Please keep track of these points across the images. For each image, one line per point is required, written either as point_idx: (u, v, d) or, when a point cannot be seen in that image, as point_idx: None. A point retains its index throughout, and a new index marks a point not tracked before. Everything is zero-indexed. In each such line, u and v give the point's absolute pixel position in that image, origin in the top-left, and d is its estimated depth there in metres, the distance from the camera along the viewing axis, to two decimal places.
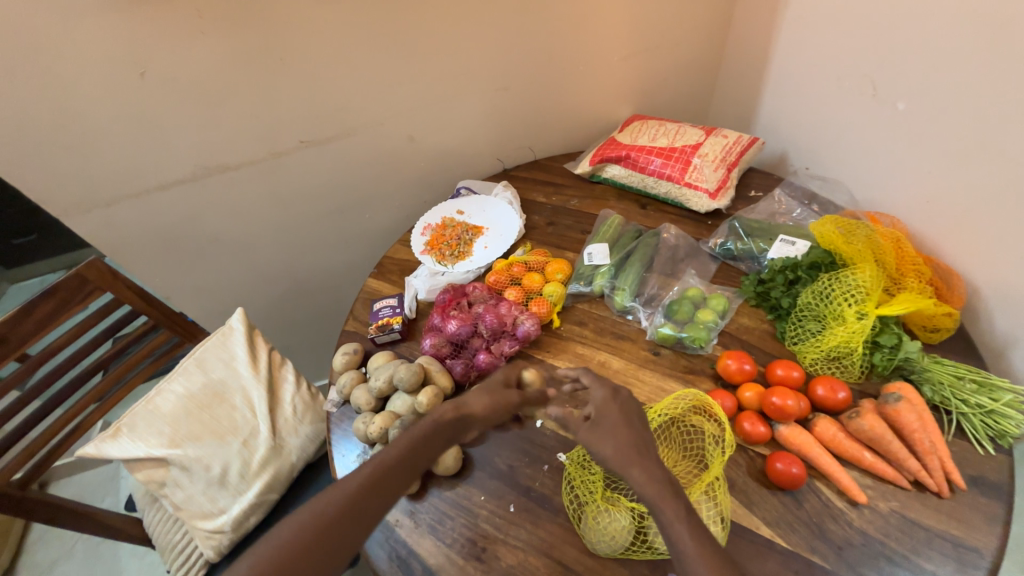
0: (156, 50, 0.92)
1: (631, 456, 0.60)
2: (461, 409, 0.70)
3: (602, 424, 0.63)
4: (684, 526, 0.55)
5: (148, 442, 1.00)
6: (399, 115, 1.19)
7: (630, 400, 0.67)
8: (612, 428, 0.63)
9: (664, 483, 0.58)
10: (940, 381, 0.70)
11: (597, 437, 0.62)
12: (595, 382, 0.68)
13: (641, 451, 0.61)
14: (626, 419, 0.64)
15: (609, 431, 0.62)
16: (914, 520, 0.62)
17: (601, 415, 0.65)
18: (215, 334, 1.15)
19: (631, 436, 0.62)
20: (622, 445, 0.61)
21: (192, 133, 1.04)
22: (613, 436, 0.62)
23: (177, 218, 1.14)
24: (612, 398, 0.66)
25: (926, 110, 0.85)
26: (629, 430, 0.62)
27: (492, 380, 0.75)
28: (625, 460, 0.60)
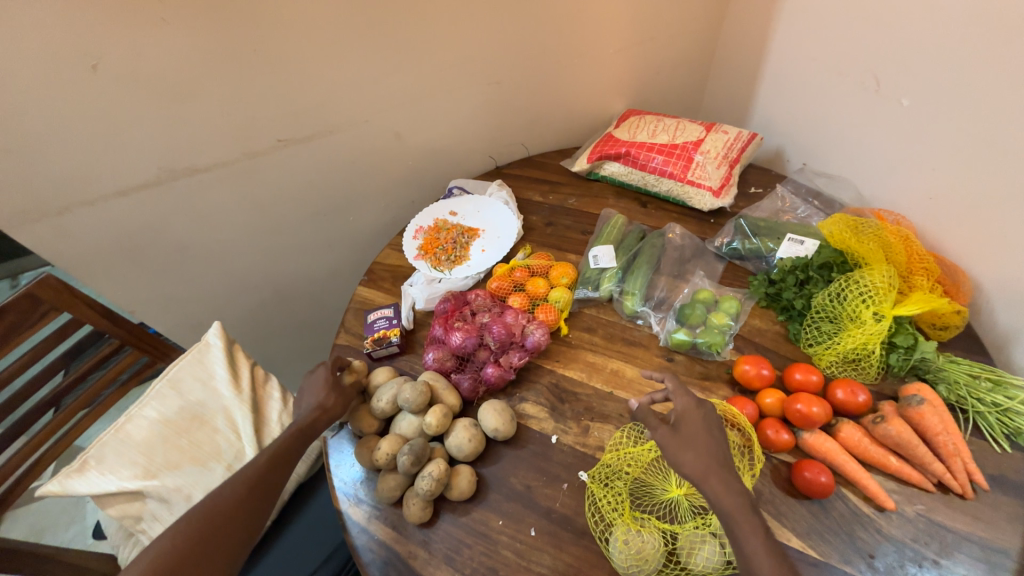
0: (109, 38, 0.81)
1: (712, 467, 0.57)
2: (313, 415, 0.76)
3: (684, 432, 0.60)
4: (760, 542, 0.53)
5: (120, 475, 0.91)
6: (385, 110, 1.11)
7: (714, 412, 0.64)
8: (699, 439, 0.60)
9: (742, 497, 0.56)
10: (956, 380, 0.71)
11: (681, 446, 0.59)
12: (679, 387, 0.65)
13: (725, 464, 0.58)
14: (707, 429, 0.61)
15: (692, 440, 0.60)
16: (940, 522, 0.62)
17: (683, 424, 0.61)
18: (190, 351, 1.05)
19: (713, 448, 0.59)
20: (704, 455, 0.58)
21: (154, 131, 0.94)
22: (698, 447, 0.59)
23: (141, 227, 1.03)
24: (697, 408, 0.63)
25: (929, 106, 0.85)
26: (711, 440, 0.60)
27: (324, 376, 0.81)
28: (707, 470, 0.57)
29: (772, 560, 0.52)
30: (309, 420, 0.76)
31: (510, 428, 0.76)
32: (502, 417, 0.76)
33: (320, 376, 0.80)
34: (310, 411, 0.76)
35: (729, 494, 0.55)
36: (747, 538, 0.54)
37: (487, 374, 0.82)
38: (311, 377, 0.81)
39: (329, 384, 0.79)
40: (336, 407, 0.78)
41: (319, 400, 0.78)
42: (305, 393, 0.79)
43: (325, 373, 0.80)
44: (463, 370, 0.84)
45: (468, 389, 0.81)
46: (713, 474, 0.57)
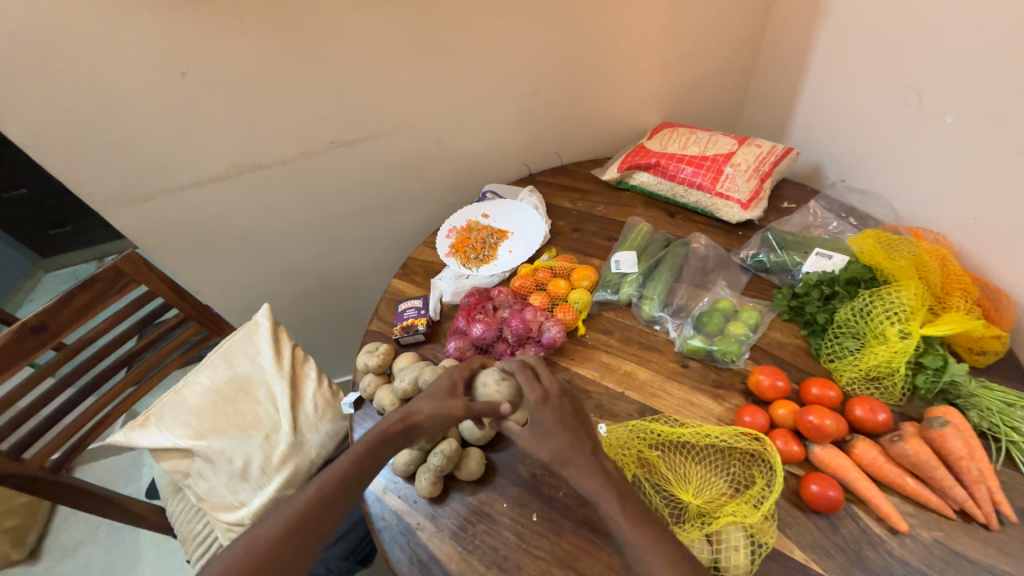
0: (198, 51, 0.95)
1: (569, 455, 0.65)
2: (407, 421, 0.69)
3: (537, 428, 0.67)
4: (622, 517, 0.61)
5: (174, 432, 1.01)
6: (428, 117, 1.20)
7: (563, 403, 0.69)
8: (550, 433, 0.67)
9: (603, 479, 0.64)
10: (989, 407, 0.67)
11: (535, 443, 0.67)
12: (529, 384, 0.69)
13: (578, 448, 0.66)
14: (560, 420, 0.68)
15: (543, 440, 0.66)
16: (959, 551, 0.59)
17: (537, 417, 0.68)
18: (241, 328, 1.17)
19: (565, 439, 0.66)
20: (556, 447, 0.66)
21: (227, 132, 1.06)
22: (550, 442, 0.66)
23: (210, 215, 1.17)
24: (543, 405, 0.68)
25: (974, 123, 0.82)
26: (564, 430, 0.67)
27: (439, 386, 0.73)
28: (564, 458, 0.65)
29: (636, 528, 0.61)
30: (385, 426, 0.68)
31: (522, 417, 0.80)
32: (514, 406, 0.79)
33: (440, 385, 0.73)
34: (394, 415, 0.70)
35: (585, 476, 0.64)
36: (613, 513, 0.62)
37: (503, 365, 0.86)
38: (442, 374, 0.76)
39: (439, 394, 0.72)
40: (421, 425, 0.69)
41: (421, 408, 0.71)
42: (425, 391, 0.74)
43: (446, 381, 0.74)
44: None
45: None
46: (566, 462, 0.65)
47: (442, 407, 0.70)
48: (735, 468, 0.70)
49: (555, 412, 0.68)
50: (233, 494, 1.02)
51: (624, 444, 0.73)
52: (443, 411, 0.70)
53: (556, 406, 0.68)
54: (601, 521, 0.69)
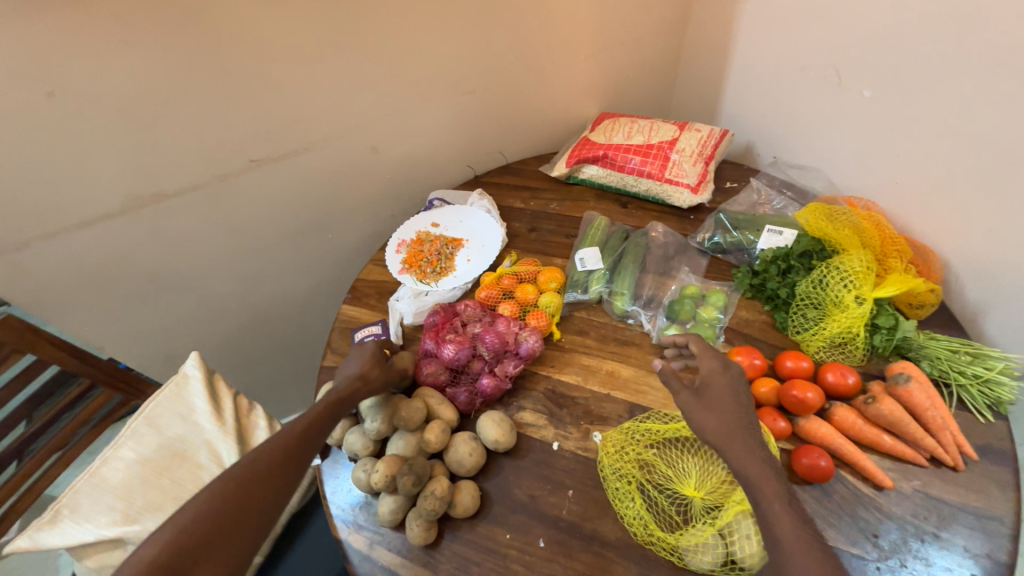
0: (69, 65, 0.78)
1: (734, 434, 0.58)
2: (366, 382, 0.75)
3: (708, 397, 0.62)
4: (780, 506, 0.52)
5: (97, 522, 0.86)
6: (361, 124, 1.10)
7: (741, 375, 0.65)
8: (723, 406, 0.61)
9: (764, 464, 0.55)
10: (938, 356, 0.73)
11: (703, 413, 0.61)
12: (706, 353, 0.67)
13: (745, 427, 0.59)
14: (732, 394, 0.62)
15: (713, 411, 0.60)
16: (937, 496, 0.64)
17: (707, 387, 0.63)
18: (167, 384, 1.00)
19: (738, 413, 0.60)
20: (725, 420, 0.59)
21: (119, 159, 0.90)
22: (720, 414, 0.60)
23: (109, 258, 0.99)
24: (722, 372, 0.64)
25: (887, 97, 0.90)
26: (736, 405, 0.61)
27: (367, 350, 0.79)
28: (729, 434, 0.58)
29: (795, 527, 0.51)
30: (351, 389, 0.73)
31: (510, 438, 0.75)
32: (501, 428, 0.74)
33: (370, 348, 0.79)
34: (352, 379, 0.74)
35: (752, 458, 0.56)
36: (769, 505, 0.53)
37: (483, 385, 0.80)
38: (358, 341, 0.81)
39: (374, 355, 0.78)
40: (377, 378, 0.75)
41: (361, 369, 0.76)
42: (351, 358, 0.79)
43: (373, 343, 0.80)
44: (458, 383, 0.82)
45: (465, 402, 0.80)
46: (733, 441, 0.57)
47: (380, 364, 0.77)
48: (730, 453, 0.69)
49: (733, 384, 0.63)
50: None
51: (622, 449, 0.71)
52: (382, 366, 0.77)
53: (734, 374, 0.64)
54: (610, 533, 0.66)
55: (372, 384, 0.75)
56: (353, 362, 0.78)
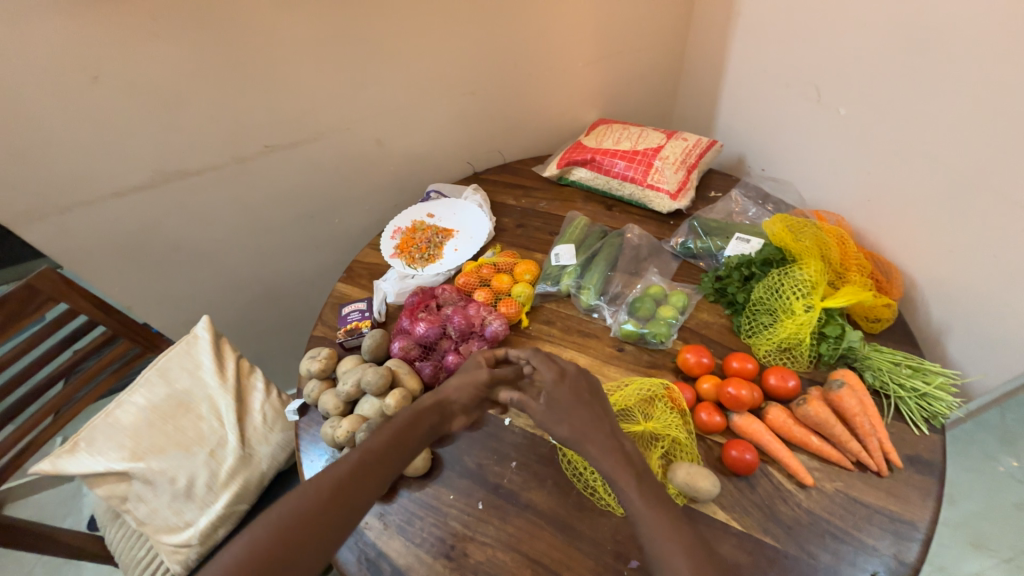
0: (110, 54, 0.90)
1: (584, 434, 0.67)
2: (438, 403, 0.76)
3: (554, 409, 0.70)
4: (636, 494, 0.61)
5: (108, 456, 0.95)
6: (366, 118, 1.19)
7: (579, 379, 0.72)
8: (568, 413, 0.69)
9: (619, 460, 0.64)
10: (880, 367, 0.75)
11: (554, 423, 0.69)
12: (544, 362, 0.74)
13: (591, 430, 0.67)
14: (577, 398, 0.70)
15: (564, 418, 0.69)
16: (856, 498, 0.66)
17: (555, 396, 0.71)
18: (179, 342, 1.11)
19: (582, 418, 0.68)
20: (573, 426, 0.67)
21: (152, 138, 1.02)
22: (568, 422, 0.68)
23: (138, 225, 1.11)
24: (561, 381, 0.72)
25: (862, 114, 0.91)
26: (580, 406, 0.69)
27: (470, 363, 0.80)
28: (581, 437, 0.66)
29: None
30: (417, 407, 0.74)
31: (466, 411, 0.81)
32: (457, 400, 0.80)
33: (474, 363, 0.79)
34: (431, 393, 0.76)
35: (602, 451, 0.65)
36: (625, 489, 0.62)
37: (448, 361, 0.87)
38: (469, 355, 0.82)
39: (468, 375, 0.78)
40: (450, 399, 0.77)
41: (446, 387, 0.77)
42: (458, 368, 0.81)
43: (479, 362, 0.80)
44: (426, 359, 0.89)
45: (429, 375, 0.86)
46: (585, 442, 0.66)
47: (475, 384, 0.78)
48: (652, 413, 0.75)
49: (567, 391, 0.71)
50: (177, 515, 0.96)
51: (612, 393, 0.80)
52: (476, 387, 0.78)
53: (569, 384, 0.71)
54: (544, 503, 0.72)
55: (443, 408, 0.76)
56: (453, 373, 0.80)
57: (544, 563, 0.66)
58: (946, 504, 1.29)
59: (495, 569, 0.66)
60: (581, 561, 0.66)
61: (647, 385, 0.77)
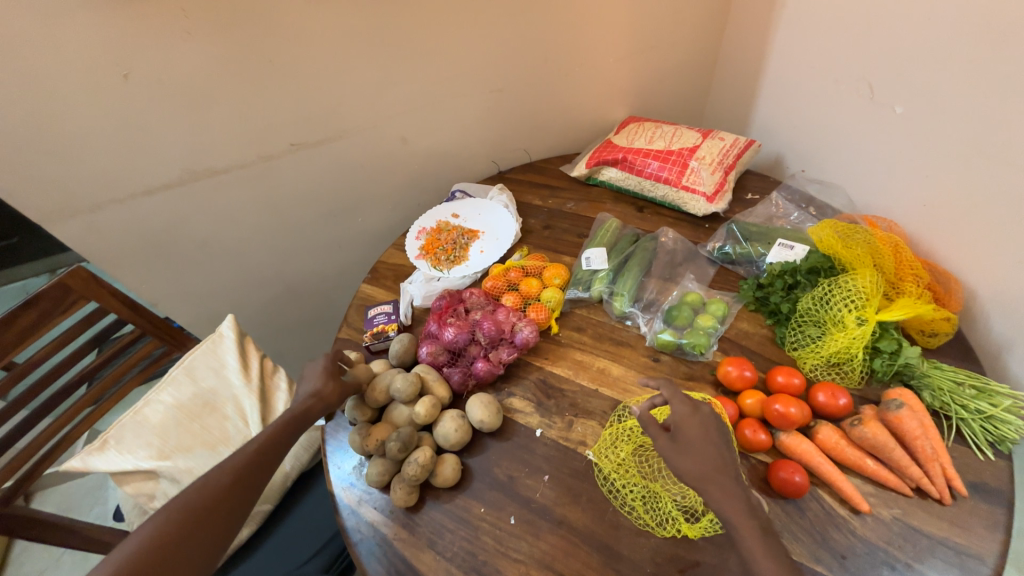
0: (141, 52, 0.89)
1: (711, 474, 0.59)
2: (319, 399, 0.77)
3: (683, 441, 0.61)
4: (759, 546, 0.55)
5: (136, 454, 0.95)
6: (393, 116, 1.16)
7: (711, 415, 0.64)
8: (699, 449, 0.61)
9: (746, 507, 0.57)
10: (940, 386, 0.71)
11: (679, 455, 0.61)
12: (676, 395, 0.65)
13: (722, 471, 0.59)
14: (707, 435, 0.62)
15: (690, 451, 0.61)
16: (916, 527, 0.62)
17: (681, 430, 0.62)
18: (205, 341, 1.09)
19: (713, 456, 0.60)
20: (704, 464, 0.59)
21: (179, 136, 1.01)
22: (696, 458, 0.60)
23: (166, 224, 1.11)
24: (693, 415, 0.63)
25: (922, 113, 0.85)
26: (710, 445, 0.61)
27: (318, 368, 0.81)
28: (706, 477, 0.59)
29: None
30: (304, 408, 0.76)
31: (496, 420, 0.79)
32: (488, 410, 0.78)
33: (318, 364, 0.81)
34: (304, 398, 0.77)
35: (728, 497, 0.57)
36: (747, 538, 0.55)
37: (477, 369, 0.85)
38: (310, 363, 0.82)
39: (327, 373, 0.80)
40: (329, 394, 0.78)
41: (313, 388, 0.78)
42: (304, 377, 0.81)
43: (324, 362, 0.81)
44: (454, 365, 0.86)
45: (458, 383, 0.84)
46: (711, 483, 0.58)
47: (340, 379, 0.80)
48: None
49: (702, 426, 0.62)
50: None
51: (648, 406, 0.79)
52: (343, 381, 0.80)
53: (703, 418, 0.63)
54: (578, 520, 0.69)
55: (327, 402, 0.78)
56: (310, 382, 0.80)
57: None
58: None
59: None
60: None
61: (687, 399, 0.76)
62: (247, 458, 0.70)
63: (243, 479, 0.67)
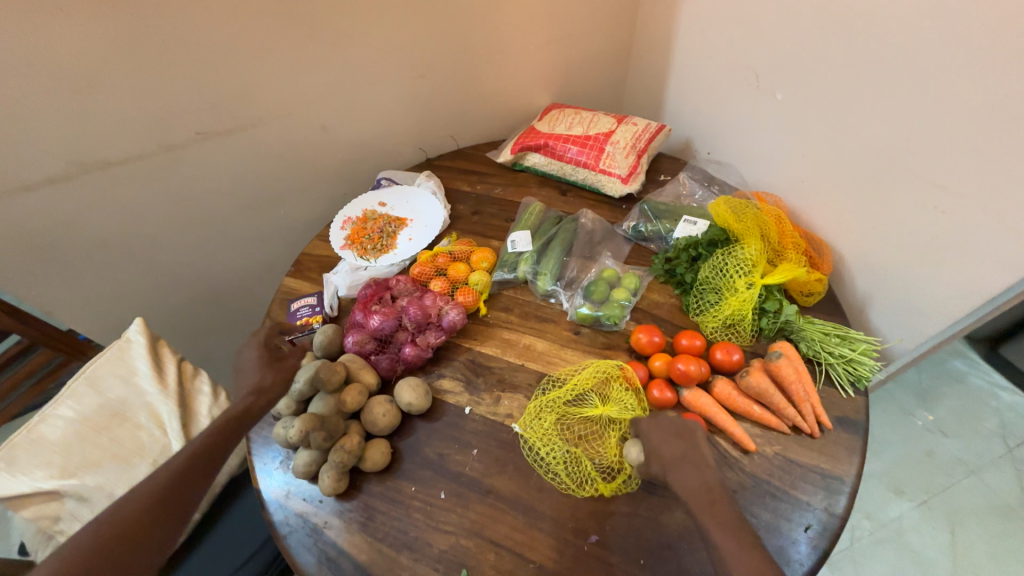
0: (3, 28, 0.79)
1: (675, 462, 0.65)
2: (261, 392, 0.76)
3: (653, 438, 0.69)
4: (716, 521, 0.58)
5: (33, 475, 0.87)
6: (309, 102, 1.12)
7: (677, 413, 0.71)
8: (664, 441, 0.67)
9: (700, 486, 0.62)
10: (813, 338, 0.81)
11: (649, 450, 0.67)
12: None
13: (685, 458, 0.65)
14: (672, 430, 0.69)
15: (656, 444, 0.67)
16: (793, 459, 0.71)
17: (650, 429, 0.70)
18: (110, 348, 1.01)
19: (676, 446, 0.66)
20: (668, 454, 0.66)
21: (60, 125, 0.91)
22: (661, 449, 0.67)
23: (52, 223, 1.00)
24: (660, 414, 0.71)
25: (798, 99, 0.96)
26: (675, 439, 0.67)
27: (255, 360, 0.80)
28: (669, 463, 0.65)
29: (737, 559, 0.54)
30: (243, 407, 0.73)
31: (425, 401, 0.80)
32: (415, 392, 0.79)
33: (253, 357, 0.80)
34: (244, 396, 0.75)
35: (687, 480, 0.63)
36: (705, 516, 0.59)
37: (405, 354, 0.86)
38: (245, 354, 0.81)
39: (265, 363, 0.80)
40: (271, 385, 0.77)
41: (252, 381, 0.77)
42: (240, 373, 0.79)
43: (259, 353, 0.81)
44: (382, 352, 0.87)
45: (386, 368, 0.85)
46: (672, 469, 0.64)
47: (279, 367, 0.80)
48: (609, 395, 0.79)
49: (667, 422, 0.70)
50: None
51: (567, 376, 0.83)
52: (282, 368, 0.80)
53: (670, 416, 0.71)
54: (506, 487, 0.73)
55: (270, 394, 0.76)
56: (248, 376, 0.78)
57: (506, 546, 0.67)
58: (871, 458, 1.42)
59: (458, 556, 0.67)
60: (543, 540, 0.68)
61: (603, 367, 0.81)
62: (170, 468, 0.65)
63: (165, 492, 0.63)
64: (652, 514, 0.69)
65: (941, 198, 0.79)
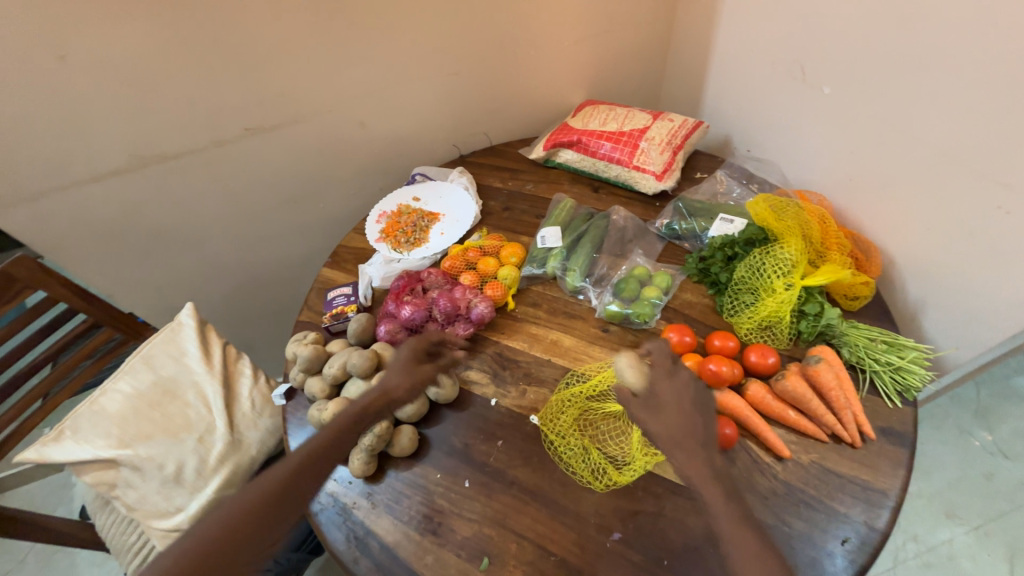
0: (78, 32, 0.87)
1: (678, 440, 0.62)
2: (387, 396, 0.76)
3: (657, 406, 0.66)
4: (725, 514, 0.57)
5: (93, 443, 0.93)
6: (349, 99, 1.16)
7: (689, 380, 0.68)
8: (668, 413, 0.65)
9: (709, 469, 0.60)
10: (856, 343, 0.77)
11: (651, 419, 0.65)
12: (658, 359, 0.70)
13: (688, 433, 0.63)
14: (680, 401, 0.66)
15: (659, 415, 0.65)
16: (830, 468, 0.68)
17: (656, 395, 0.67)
18: (163, 329, 1.08)
19: (682, 421, 0.64)
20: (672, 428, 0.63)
21: (126, 121, 0.99)
22: (665, 420, 0.64)
23: (116, 211, 1.08)
24: (668, 379, 0.68)
25: (847, 92, 0.91)
26: (681, 413, 0.64)
27: (402, 357, 0.79)
28: (674, 441, 0.62)
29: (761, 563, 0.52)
30: (365, 406, 0.74)
31: (452, 391, 0.82)
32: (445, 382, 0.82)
33: (404, 357, 0.79)
34: (372, 392, 0.75)
35: (693, 463, 0.60)
36: (714, 503, 0.58)
37: None
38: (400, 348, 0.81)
39: (407, 367, 0.79)
40: (400, 391, 0.77)
41: (389, 382, 0.77)
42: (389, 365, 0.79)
43: (411, 353, 0.80)
44: None
45: None
46: (676, 447, 0.62)
47: (416, 375, 0.79)
48: None
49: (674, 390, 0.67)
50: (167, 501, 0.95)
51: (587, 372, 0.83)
52: (418, 378, 0.79)
53: (682, 384, 0.67)
54: (529, 480, 0.73)
55: (392, 399, 0.76)
56: (389, 372, 0.78)
57: (528, 537, 0.68)
58: (921, 478, 1.33)
59: (481, 544, 0.68)
60: (565, 534, 0.68)
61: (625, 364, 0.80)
62: (276, 475, 0.64)
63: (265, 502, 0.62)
64: (678, 515, 0.68)
65: (1005, 198, 0.74)
